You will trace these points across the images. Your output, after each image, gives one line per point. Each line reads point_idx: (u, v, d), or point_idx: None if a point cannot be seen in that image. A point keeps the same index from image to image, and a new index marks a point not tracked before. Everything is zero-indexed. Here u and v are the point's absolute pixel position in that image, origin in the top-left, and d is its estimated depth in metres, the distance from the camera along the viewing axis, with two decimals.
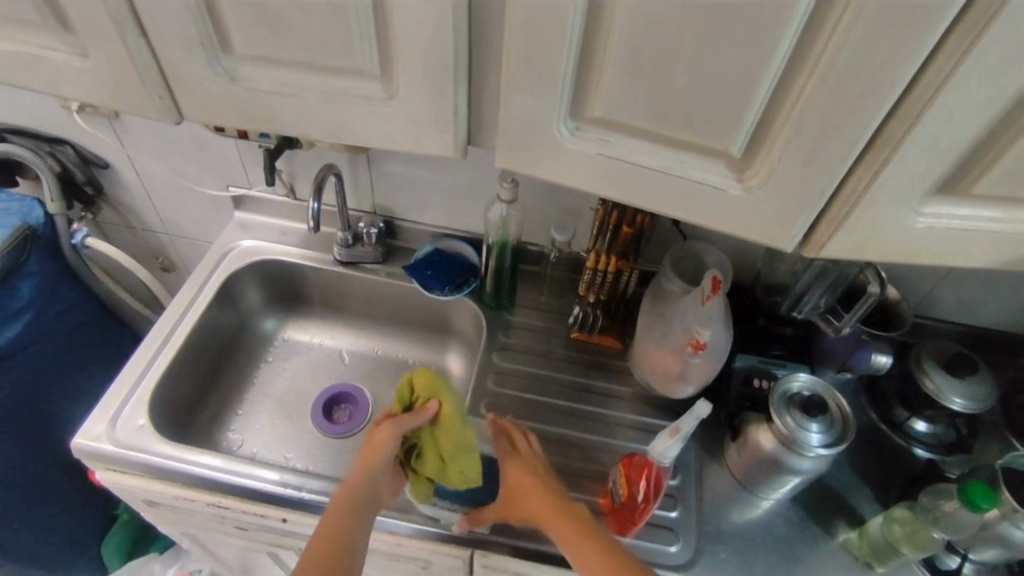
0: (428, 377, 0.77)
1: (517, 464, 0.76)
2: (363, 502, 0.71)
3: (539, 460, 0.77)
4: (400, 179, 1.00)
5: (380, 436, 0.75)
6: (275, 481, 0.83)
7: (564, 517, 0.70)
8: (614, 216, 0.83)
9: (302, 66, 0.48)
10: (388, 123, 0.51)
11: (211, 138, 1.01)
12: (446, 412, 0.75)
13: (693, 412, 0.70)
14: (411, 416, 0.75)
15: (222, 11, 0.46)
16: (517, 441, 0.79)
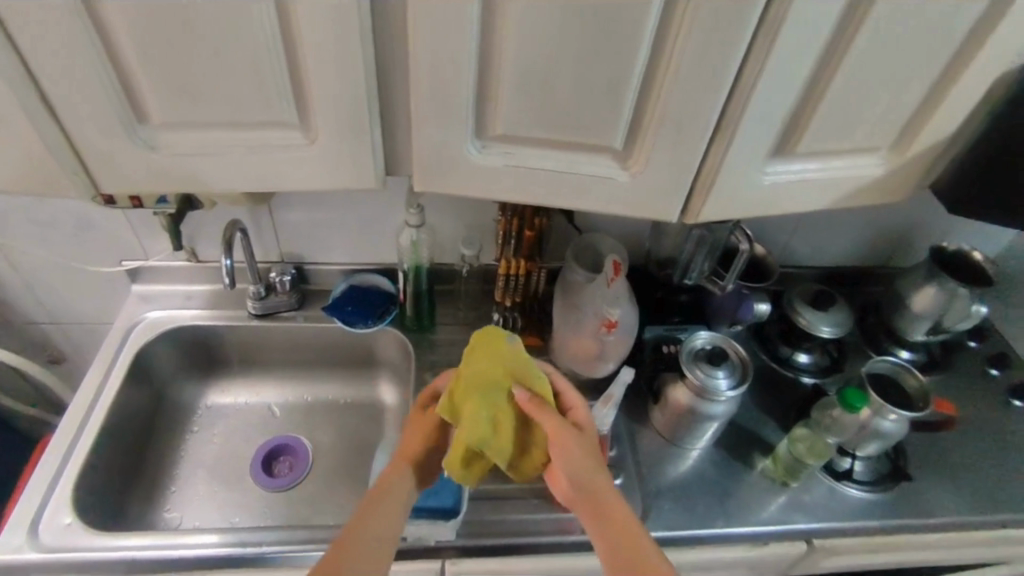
0: (493, 338, 0.71)
1: (564, 462, 0.67)
2: (404, 495, 0.67)
3: (589, 456, 0.67)
4: (305, 223, 1.02)
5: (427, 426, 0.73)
6: (217, 544, 0.81)
7: (610, 532, 0.62)
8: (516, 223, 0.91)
9: (221, 124, 0.52)
10: (310, 166, 0.55)
11: (96, 213, 0.98)
12: (511, 371, 0.70)
13: (625, 377, 0.81)
14: (469, 371, 0.69)
15: (137, 86, 0.48)
16: (561, 428, 0.68)
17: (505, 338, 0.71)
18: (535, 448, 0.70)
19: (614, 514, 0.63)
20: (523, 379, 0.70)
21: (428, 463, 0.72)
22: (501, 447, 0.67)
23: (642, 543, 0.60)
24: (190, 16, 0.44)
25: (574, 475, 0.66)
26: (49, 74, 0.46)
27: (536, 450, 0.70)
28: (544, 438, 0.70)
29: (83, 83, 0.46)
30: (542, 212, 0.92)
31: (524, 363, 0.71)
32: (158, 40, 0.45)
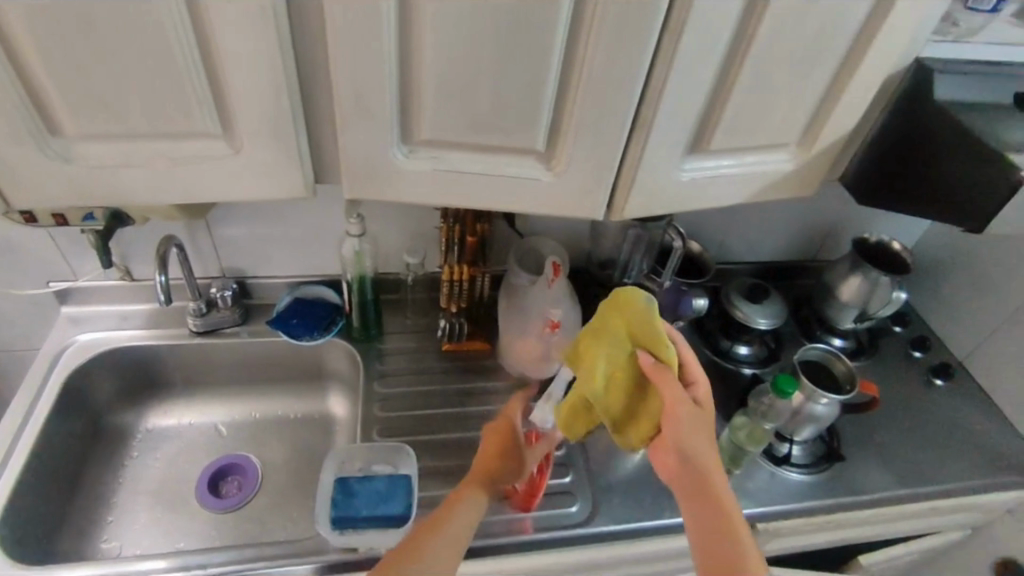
0: (629, 301, 0.70)
1: (675, 433, 0.66)
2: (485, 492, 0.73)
3: (703, 434, 0.66)
4: (245, 237, 1.01)
5: (501, 460, 0.77)
6: (159, 569, 0.78)
7: (707, 523, 0.62)
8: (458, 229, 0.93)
9: (140, 136, 0.51)
10: (236, 175, 0.55)
11: (20, 234, 0.94)
12: (640, 334, 0.69)
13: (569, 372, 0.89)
14: (596, 331, 0.72)
15: (47, 98, 0.47)
16: (678, 399, 0.67)
17: (643, 298, 0.70)
18: (644, 415, 0.70)
19: (709, 502, 0.63)
20: (651, 345, 0.69)
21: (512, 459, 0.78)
22: (608, 405, 0.71)
23: (733, 543, 0.61)
24: (100, 25, 0.44)
25: (682, 450, 0.66)
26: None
27: (646, 419, 0.70)
28: (659, 405, 0.69)
29: None
30: (483, 218, 0.93)
31: (652, 329, 0.68)
32: (67, 50, 0.45)
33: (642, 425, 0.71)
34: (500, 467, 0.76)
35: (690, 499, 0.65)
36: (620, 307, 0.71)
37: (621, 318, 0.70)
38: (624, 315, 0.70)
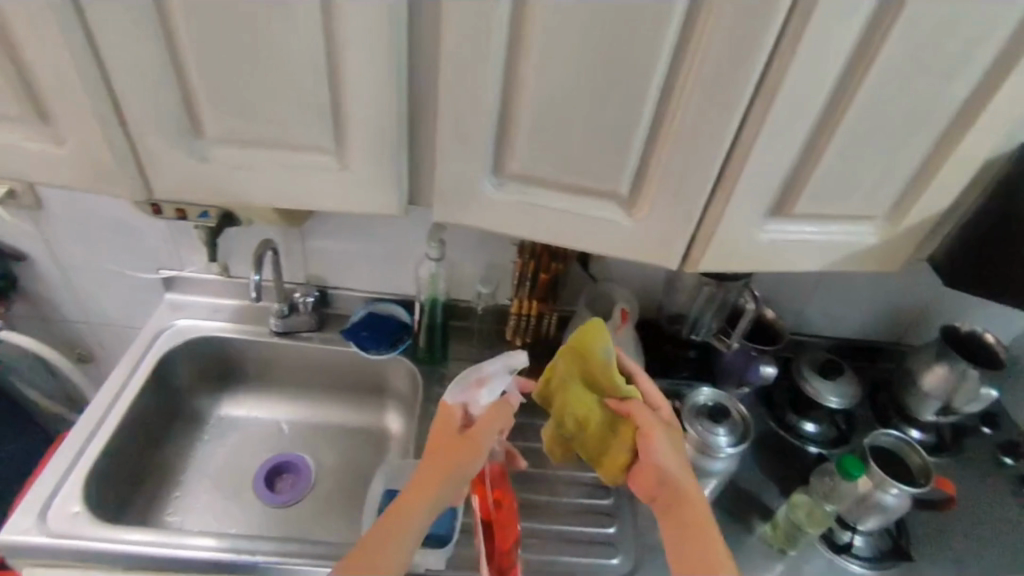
0: (596, 334, 0.72)
1: (649, 461, 0.70)
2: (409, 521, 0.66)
3: (677, 457, 0.70)
4: (332, 249, 1.08)
5: (441, 463, 0.69)
6: (213, 547, 0.83)
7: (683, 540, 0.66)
8: (532, 266, 0.97)
9: (265, 142, 0.57)
10: (341, 188, 0.60)
11: (143, 222, 1.05)
12: (599, 375, 0.72)
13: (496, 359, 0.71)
14: (564, 367, 0.74)
15: (198, 103, 0.54)
16: (653, 427, 0.70)
17: (602, 336, 0.72)
18: (614, 453, 0.72)
19: (683, 520, 0.67)
20: (608, 383, 0.72)
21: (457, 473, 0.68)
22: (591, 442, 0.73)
23: (710, 557, 0.65)
24: (252, 43, 0.50)
25: (658, 472, 0.69)
26: (123, 83, 0.52)
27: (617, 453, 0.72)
28: (630, 438, 0.71)
29: (152, 96, 0.53)
30: (558, 258, 0.97)
31: (608, 368, 0.71)
32: (223, 63, 0.51)
33: (613, 463, 0.72)
34: (437, 471, 0.68)
35: (666, 521, 0.69)
36: (575, 346, 0.73)
37: (587, 357, 0.72)
38: (588, 355, 0.72)
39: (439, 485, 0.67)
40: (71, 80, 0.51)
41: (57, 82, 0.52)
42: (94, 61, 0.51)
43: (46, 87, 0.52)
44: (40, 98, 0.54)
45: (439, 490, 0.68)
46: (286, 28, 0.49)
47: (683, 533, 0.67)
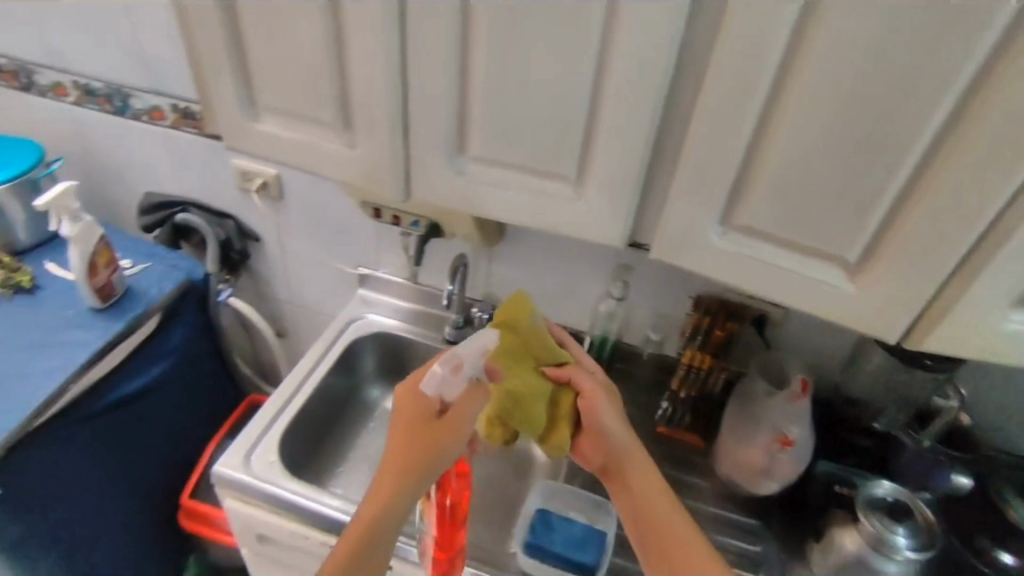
0: (522, 307, 0.78)
1: (595, 423, 0.78)
2: (391, 494, 0.73)
3: (617, 417, 0.78)
4: (512, 271, 1.15)
5: (413, 445, 0.74)
6: (337, 508, 0.91)
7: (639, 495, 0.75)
8: (708, 321, 1.00)
9: (517, 166, 0.64)
10: (573, 216, 0.66)
11: (358, 224, 1.20)
12: (533, 346, 0.78)
13: (472, 342, 0.75)
14: (500, 345, 0.77)
15: (472, 126, 0.63)
16: (592, 387, 0.78)
17: (527, 308, 0.78)
18: (560, 421, 0.78)
19: (632, 477, 0.77)
20: (548, 353, 0.79)
21: (425, 449, 0.73)
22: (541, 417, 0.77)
23: (665, 513, 0.73)
24: (535, 82, 0.58)
25: (606, 433, 0.78)
26: (418, 104, 0.62)
27: (563, 421, 0.78)
28: (572, 400, 0.78)
29: (438, 117, 0.62)
30: (734, 318, 1.00)
31: (542, 340, 0.78)
32: (505, 96, 0.59)
33: (558, 435, 0.78)
34: (409, 454, 0.73)
35: (619, 480, 0.78)
36: (505, 327, 0.78)
37: (515, 329, 0.77)
38: (516, 326, 0.77)
39: (408, 462, 0.73)
40: (380, 97, 0.62)
41: (369, 98, 0.62)
42: (401, 85, 0.61)
43: (359, 101, 0.63)
44: (349, 109, 0.65)
45: (415, 473, 0.73)
46: (568, 72, 0.56)
47: (647, 491, 0.75)
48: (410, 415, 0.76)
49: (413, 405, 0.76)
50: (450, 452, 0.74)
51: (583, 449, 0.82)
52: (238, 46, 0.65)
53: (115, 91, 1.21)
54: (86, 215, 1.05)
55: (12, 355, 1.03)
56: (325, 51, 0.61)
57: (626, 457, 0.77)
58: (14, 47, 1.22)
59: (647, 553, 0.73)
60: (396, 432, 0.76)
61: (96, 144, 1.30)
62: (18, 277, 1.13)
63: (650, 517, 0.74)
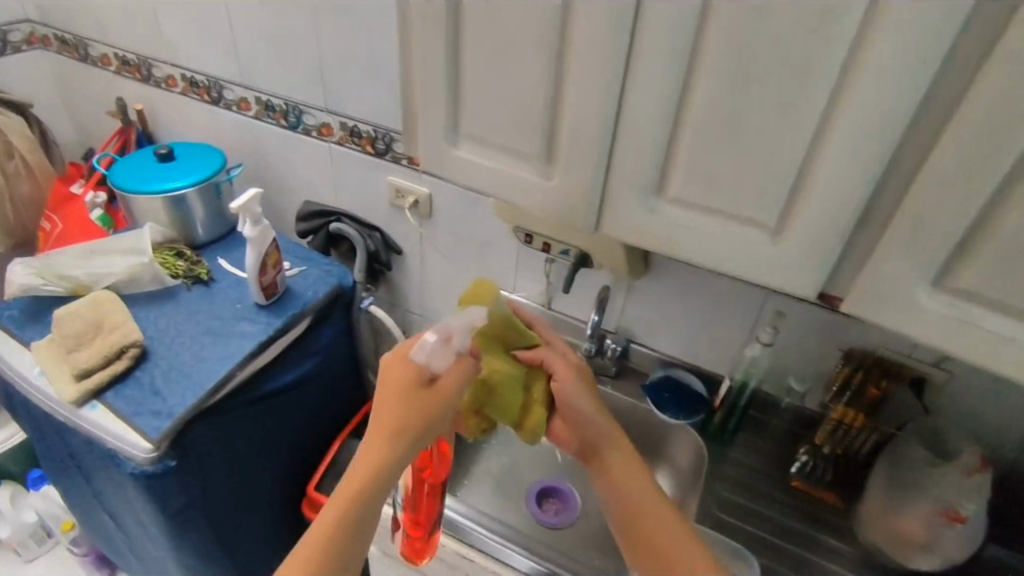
0: (487, 290, 0.90)
1: (564, 401, 0.91)
2: (381, 458, 0.75)
3: (589, 400, 0.91)
4: (651, 306, 1.18)
5: (407, 408, 0.75)
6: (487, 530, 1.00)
7: (618, 477, 0.85)
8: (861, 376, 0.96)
9: (712, 211, 0.66)
10: (765, 265, 0.65)
11: (500, 246, 1.24)
12: (505, 329, 0.92)
13: (462, 318, 0.82)
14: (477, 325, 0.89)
15: (675, 170, 0.64)
16: (563, 368, 0.93)
17: (495, 293, 0.89)
18: (533, 402, 0.92)
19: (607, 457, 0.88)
20: (519, 337, 0.93)
21: (415, 415, 0.75)
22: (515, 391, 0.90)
23: (643, 492, 0.83)
24: (750, 132, 0.59)
25: (574, 411, 0.90)
26: (625, 146, 0.65)
27: (535, 399, 0.92)
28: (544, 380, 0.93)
29: (642, 159, 0.64)
30: (890, 376, 0.96)
31: (518, 327, 0.92)
32: (715, 143, 0.61)
33: (534, 413, 0.91)
34: (404, 417, 0.75)
35: (595, 462, 0.89)
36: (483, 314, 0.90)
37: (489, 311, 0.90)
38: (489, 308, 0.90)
39: (397, 426, 0.75)
40: (589, 138, 0.65)
41: (577, 138, 0.66)
42: (612, 127, 0.64)
43: (565, 139, 0.67)
44: (552, 147, 0.69)
45: (407, 434, 0.75)
46: (788, 126, 0.57)
47: (631, 472, 0.85)
48: (399, 381, 0.76)
49: (402, 371, 0.77)
50: (438, 418, 0.78)
51: (557, 431, 0.94)
52: (454, 84, 0.70)
53: (292, 108, 1.32)
54: (265, 220, 1.14)
55: (192, 342, 1.15)
56: (543, 92, 0.65)
57: (607, 440, 0.88)
58: (211, 65, 1.36)
59: (623, 529, 0.84)
60: (382, 396, 0.77)
61: (267, 154, 1.43)
62: (198, 270, 1.26)
63: (633, 495, 0.83)
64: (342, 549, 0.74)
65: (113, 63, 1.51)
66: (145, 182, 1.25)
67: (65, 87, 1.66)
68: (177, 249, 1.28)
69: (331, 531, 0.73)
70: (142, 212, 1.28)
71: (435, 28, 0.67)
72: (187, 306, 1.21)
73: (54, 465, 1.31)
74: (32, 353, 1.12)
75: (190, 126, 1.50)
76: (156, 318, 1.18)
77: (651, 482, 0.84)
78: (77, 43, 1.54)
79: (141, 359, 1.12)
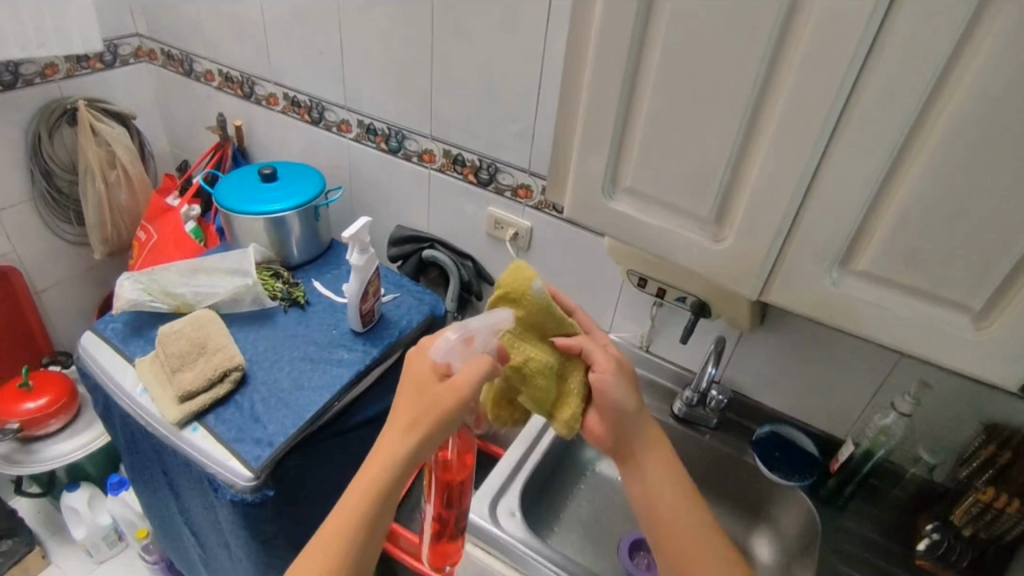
0: (521, 276, 0.80)
1: (602, 398, 0.83)
2: (395, 454, 0.70)
3: (629, 397, 0.82)
4: (760, 359, 1.12)
5: (421, 405, 0.72)
6: None
7: (656, 484, 0.78)
8: (1007, 457, 0.89)
9: (904, 287, 0.61)
10: (960, 350, 0.60)
11: (603, 285, 1.22)
12: (541, 318, 0.82)
13: (484, 317, 0.79)
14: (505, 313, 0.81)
15: (870, 242, 0.60)
16: (604, 361, 0.84)
17: (532, 280, 0.80)
18: (567, 393, 0.84)
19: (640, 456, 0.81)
20: (557, 326, 0.83)
21: (429, 411, 0.72)
22: (548, 385, 0.83)
23: (677, 505, 0.77)
24: (974, 211, 0.54)
25: (612, 410, 0.82)
26: (815, 212, 0.60)
27: (570, 394, 0.84)
28: (582, 372, 0.84)
29: (834, 227, 0.60)
30: None
31: (554, 315, 0.82)
32: (927, 219, 0.56)
33: (565, 406, 0.84)
34: (420, 412, 0.72)
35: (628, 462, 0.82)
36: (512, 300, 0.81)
37: (522, 298, 0.80)
38: (523, 295, 0.80)
39: (414, 421, 0.72)
40: (776, 203, 0.61)
41: (761, 199, 0.62)
42: (804, 192, 0.60)
43: (746, 201, 0.64)
44: (727, 204, 0.66)
45: (424, 431, 0.71)
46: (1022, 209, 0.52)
47: (670, 480, 0.79)
48: (418, 377, 0.74)
49: (421, 368, 0.75)
50: (455, 419, 0.73)
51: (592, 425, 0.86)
52: (622, 132, 0.68)
53: (395, 133, 1.31)
54: (372, 250, 1.13)
55: (290, 367, 1.14)
56: (728, 149, 0.62)
57: (646, 442, 0.82)
58: (316, 87, 1.36)
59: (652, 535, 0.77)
60: (400, 393, 0.75)
61: (363, 176, 1.42)
62: (295, 293, 1.25)
63: (672, 504, 0.77)
64: (356, 554, 0.69)
65: (216, 79, 1.53)
66: (250, 203, 1.25)
67: (165, 100, 1.70)
68: (274, 270, 1.27)
69: (346, 537, 0.68)
70: (244, 231, 1.27)
71: (614, 77, 0.65)
72: (283, 330, 1.20)
73: (141, 480, 1.31)
74: (135, 369, 1.12)
75: (286, 145, 1.50)
76: (256, 340, 1.17)
77: (691, 492, 0.79)
78: (182, 58, 1.57)
79: (241, 383, 1.11)
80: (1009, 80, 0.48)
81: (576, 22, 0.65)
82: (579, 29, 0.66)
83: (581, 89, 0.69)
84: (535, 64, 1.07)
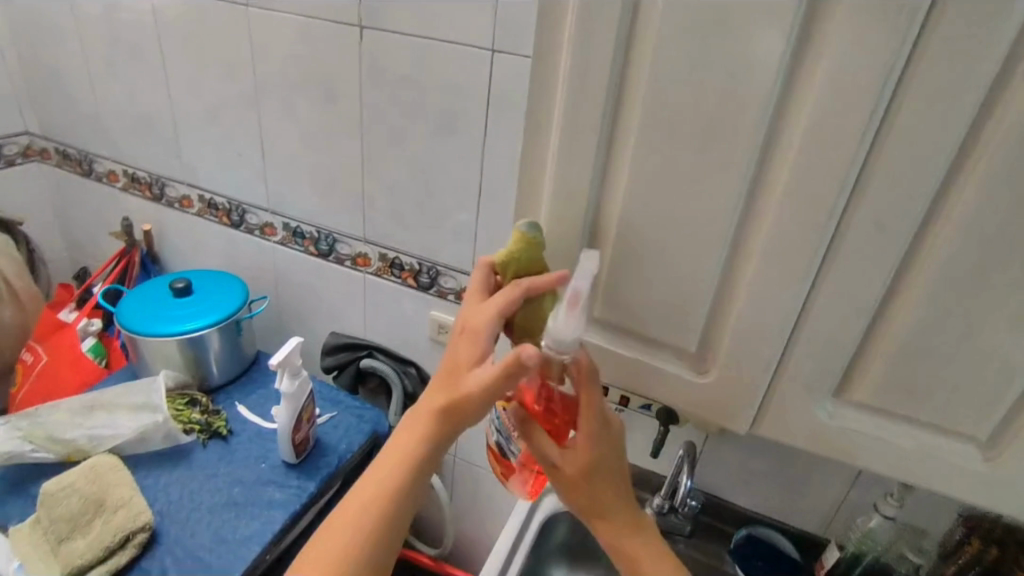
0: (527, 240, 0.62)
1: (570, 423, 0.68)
2: (431, 438, 0.63)
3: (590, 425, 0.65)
4: (730, 459, 1.07)
5: (469, 388, 0.60)
6: None
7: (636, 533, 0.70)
8: (992, 551, 0.87)
9: (903, 419, 0.57)
10: (968, 485, 0.57)
11: None
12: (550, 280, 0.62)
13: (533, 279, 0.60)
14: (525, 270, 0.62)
15: (864, 375, 0.56)
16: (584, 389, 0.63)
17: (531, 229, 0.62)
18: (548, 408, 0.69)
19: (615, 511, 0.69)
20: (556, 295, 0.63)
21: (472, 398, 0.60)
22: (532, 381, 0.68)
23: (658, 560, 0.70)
24: (973, 342, 0.51)
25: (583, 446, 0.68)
26: (805, 343, 0.56)
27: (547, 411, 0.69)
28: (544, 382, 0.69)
29: (828, 362, 0.56)
30: None
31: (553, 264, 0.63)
32: (926, 354, 0.53)
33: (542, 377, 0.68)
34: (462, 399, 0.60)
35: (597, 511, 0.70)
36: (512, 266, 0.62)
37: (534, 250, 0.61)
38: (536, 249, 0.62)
39: (456, 410, 0.61)
40: (763, 337, 0.57)
41: (746, 330, 0.57)
42: (794, 323, 0.56)
43: (728, 333, 0.59)
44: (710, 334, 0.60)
45: (450, 423, 0.62)
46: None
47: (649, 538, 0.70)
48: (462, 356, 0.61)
49: (467, 341, 0.61)
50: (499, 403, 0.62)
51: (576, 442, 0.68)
52: (589, 259, 0.63)
53: (324, 236, 1.21)
54: (304, 371, 1.01)
55: (210, 517, 0.97)
56: (708, 279, 0.57)
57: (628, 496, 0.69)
58: (235, 189, 1.25)
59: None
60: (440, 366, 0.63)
61: (290, 281, 1.30)
62: (216, 422, 1.10)
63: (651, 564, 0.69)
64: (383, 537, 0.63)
65: (120, 179, 1.39)
66: (160, 323, 1.10)
67: (61, 203, 1.53)
68: (189, 395, 1.12)
69: (371, 516, 0.62)
70: (151, 353, 1.11)
71: (578, 202, 0.59)
72: (199, 472, 1.03)
73: None
74: (7, 540, 0.91)
75: (202, 250, 1.37)
76: (166, 488, 1.00)
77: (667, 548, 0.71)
78: (81, 158, 1.42)
79: (147, 546, 0.93)
80: (1001, 219, 0.46)
81: (532, 146, 0.60)
82: (535, 150, 0.61)
83: (540, 215, 0.63)
84: (474, 166, 1.02)
